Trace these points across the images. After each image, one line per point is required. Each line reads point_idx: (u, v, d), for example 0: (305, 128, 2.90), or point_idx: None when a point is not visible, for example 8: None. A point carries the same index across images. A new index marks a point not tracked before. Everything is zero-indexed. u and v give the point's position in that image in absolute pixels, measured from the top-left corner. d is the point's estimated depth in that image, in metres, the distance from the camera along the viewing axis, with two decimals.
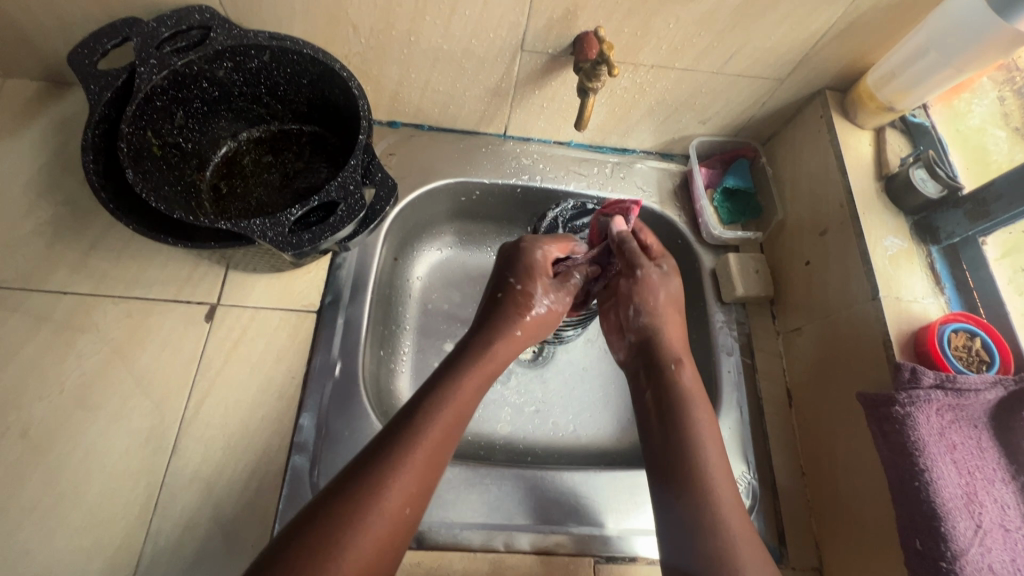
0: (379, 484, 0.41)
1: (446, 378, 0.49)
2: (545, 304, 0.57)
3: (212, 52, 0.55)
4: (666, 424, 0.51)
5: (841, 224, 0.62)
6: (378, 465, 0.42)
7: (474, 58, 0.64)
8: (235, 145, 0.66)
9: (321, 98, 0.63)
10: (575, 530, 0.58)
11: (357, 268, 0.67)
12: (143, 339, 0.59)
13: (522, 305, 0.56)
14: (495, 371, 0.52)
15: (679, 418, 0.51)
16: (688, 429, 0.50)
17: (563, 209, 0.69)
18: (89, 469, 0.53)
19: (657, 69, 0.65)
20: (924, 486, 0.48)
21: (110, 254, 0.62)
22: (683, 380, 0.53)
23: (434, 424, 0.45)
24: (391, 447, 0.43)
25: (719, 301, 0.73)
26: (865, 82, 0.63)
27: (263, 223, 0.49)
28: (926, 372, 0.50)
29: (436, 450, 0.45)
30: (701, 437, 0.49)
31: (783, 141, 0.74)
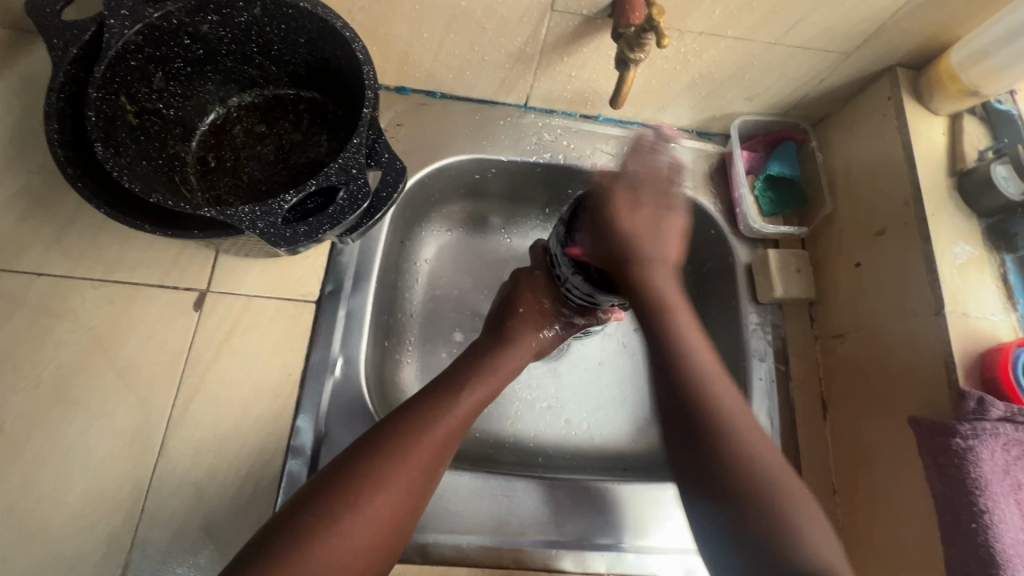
0: (375, 478, 0.42)
1: (441, 393, 0.50)
2: (551, 331, 0.61)
3: (193, 2, 0.48)
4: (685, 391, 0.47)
5: (903, 225, 0.56)
6: (364, 468, 0.43)
7: (495, 17, 0.55)
8: (224, 111, 0.59)
9: (320, 61, 0.55)
10: (589, 548, 0.55)
11: (360, 254, 0.62)
12: (126, 328, 0.54)
13: (537, 319, 0.60)
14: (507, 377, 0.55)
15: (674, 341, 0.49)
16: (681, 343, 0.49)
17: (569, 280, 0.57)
18: (69, 471, 0.49)
19: (705, 37, 0.56)
20: (981, 528, 0.44)
21: (86, 232, 0.56)
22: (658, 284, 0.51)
23: (447, 419, 0.48)
24: (381, 454, 0.44)
25: (753, 301, 0.67)
26: (948, 61, 0.55)
27: (253, 211, 0.42)
28: (995, 404, 0.45)
29: (447, 439, 0.47)
30: (738, 430, 0.44)
31: (839, 123, 0.66)
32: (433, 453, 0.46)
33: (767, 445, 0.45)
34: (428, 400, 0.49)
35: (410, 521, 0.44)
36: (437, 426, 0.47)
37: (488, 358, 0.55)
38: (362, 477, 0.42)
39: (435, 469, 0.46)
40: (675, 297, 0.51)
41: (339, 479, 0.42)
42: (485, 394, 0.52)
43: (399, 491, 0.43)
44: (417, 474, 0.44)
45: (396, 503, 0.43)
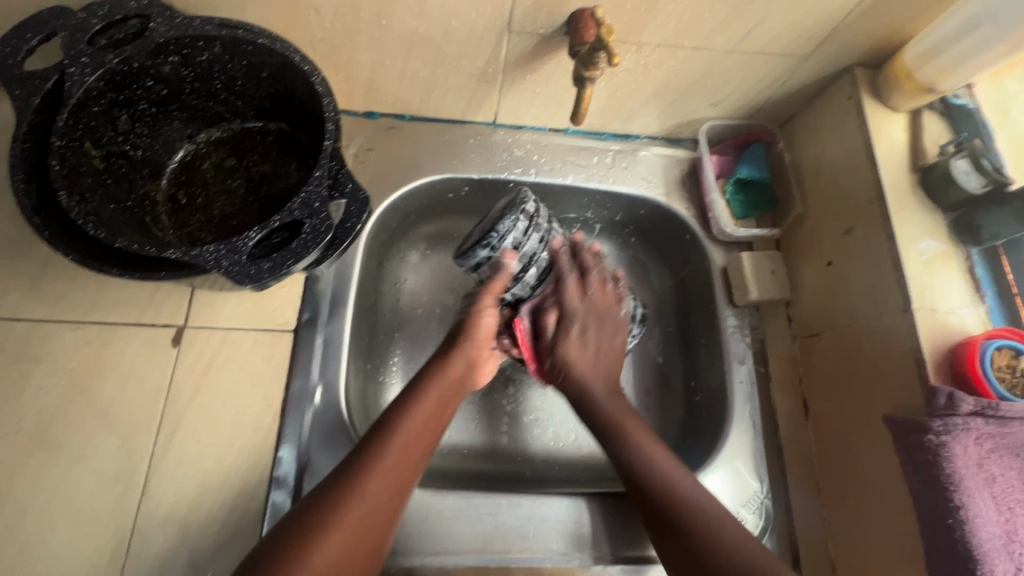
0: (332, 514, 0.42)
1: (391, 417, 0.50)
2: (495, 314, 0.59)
3: (152, 45, 0.48)
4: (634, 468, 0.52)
5: (869, 223, 0.56)
6: (321, 507, 0.43)
7: (454, 41, 0.56)
8: (193, 147, 0.60)
9: (284, 93, 0.56)
10: (575, 561, 0.55)
11: (336, 280, 0.62)
12: (106, 368, 0.55)
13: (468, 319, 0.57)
14: (451, 397, 0.54)
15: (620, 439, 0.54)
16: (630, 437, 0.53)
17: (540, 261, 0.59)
18: (54, 513, 0.50)
19: (663, 48, 0.57)
20: (958, 524, 0.44)
21: (62, 274, 0.57)
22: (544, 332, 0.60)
23: (395, 445, 0.48)
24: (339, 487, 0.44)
25: (730, 304, 0.67)
26: (902, 59, 0.55)
27: (216, 249, 0.43)
28: (965, 399, 0.45)
29: (400, 461, 0.47)
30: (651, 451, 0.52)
31: (805, 124, 0.67)
32: (388, 476, 0.46)
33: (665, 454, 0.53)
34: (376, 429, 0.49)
35: (372, 552, 0.43)
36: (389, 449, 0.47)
37: (435, 373, 0.55)
38: (315, 519, 0.42)
39: (379, 507, 0.45)
40: (629, 420, 0.55)
41: (295, 521, 0.42)
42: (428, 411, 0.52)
43: (354, 527, 0.42)
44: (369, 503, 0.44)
45: (356, 534, 0.42)
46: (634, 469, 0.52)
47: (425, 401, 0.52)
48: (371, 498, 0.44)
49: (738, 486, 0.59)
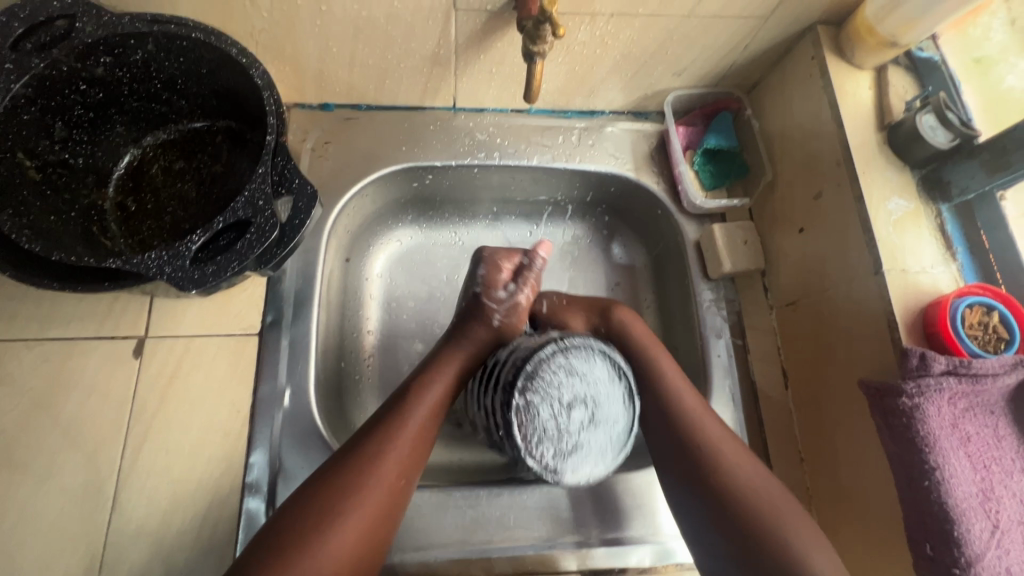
0: (337, 513, 0.41)
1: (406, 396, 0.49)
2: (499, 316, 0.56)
3: (80, 47, 0.46)
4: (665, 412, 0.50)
5: (837, 185, 0.55)
6: (326, 503, 0.42)
7: (400, 24, 0.54)
8: (139, 152, 0.57)
9: (227, 90, 0.54)
10: (558, 547, 0.54)
11: (300, 278, 0.60)
12: (66, 386, 0.53)
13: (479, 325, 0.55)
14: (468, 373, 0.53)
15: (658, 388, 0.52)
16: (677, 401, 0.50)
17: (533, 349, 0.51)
18: (22, 536, 0.49)
19: (617, 18, 0.55)
20: (933, 485, 0.43)
21: (15, 292, 0.55)
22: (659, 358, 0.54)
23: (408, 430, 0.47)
24: (344, 482, 0.43)
25: (705, 277, 0.66)
26: (863, 14, 0.53)
27: (159, 256, 0.42)
28: (937, 358, 0.44)
29: (418, 443, 0.47)
30: (706, 417, 0.50)
31: (771, 88, 0.65)
32: (406, 462, 0.46)
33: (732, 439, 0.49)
34: (386, 412, 0.48)
35: (383, 541, 0.44)
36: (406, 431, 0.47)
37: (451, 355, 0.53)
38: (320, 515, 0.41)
39: (395, 496, 0.44)
40: (679, 380, 0.52)
41: (293, 522, 0.41)
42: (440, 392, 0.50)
43: (366, 524, 0.42)
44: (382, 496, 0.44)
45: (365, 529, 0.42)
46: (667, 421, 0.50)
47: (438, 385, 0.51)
48: (389, 481, 0.44)
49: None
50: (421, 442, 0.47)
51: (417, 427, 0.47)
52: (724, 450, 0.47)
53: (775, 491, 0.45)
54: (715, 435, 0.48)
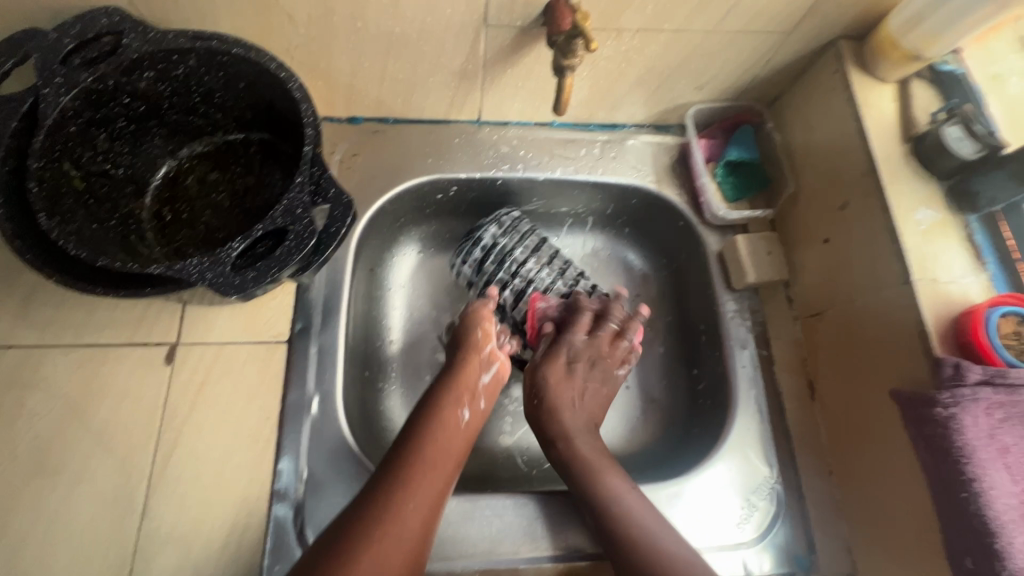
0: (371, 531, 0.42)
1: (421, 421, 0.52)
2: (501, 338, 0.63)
3: (126, 62, 0.48)
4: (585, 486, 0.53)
5: (863, 196, 0.55)
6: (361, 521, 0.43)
7: (431, 39, 0.56)
8: (175, 163, 0.59)
9: (264, 104, 0.56)
10: (583, 558, 0.54)
11: (328, 288, 0.61)
12: (100, 391, 0.54)
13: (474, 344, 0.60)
14: (472, 396, 0.57)
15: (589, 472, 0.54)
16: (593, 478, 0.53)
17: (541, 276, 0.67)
18: (54, 541, 0.49)
19: (643, 34, 0.56)
20: (972, 497, 0.43)
21: (52, 298, 0.56)
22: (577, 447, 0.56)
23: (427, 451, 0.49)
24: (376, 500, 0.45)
25: (728, 288, 0.66)
26: (886, 29, 0.54)
27: (200, 262, 0.42)
28: (972, 368, 0.44)
29: (443, 453, 0.50)
30: (623, 493, 0.52)
31: (793, 101, 0.66)
32: (431, 479, 0.48)
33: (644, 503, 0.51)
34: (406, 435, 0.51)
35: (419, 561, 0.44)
36: (429, 442, 0.50)
37: (454, 379, 0.57)
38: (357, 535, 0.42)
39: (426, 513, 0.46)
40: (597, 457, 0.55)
41: (331, 541, 0.42)
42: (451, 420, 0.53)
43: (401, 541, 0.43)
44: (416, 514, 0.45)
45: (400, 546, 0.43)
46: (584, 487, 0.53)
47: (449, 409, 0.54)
48: (435, 473, 0.48)
49: (745, 474, 0.58)
50: (452, 436, 0.52)
51: (446, 425, 0.52)
52: (649, 520, 0.50)
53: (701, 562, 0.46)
54: (631, 512, 0.50)
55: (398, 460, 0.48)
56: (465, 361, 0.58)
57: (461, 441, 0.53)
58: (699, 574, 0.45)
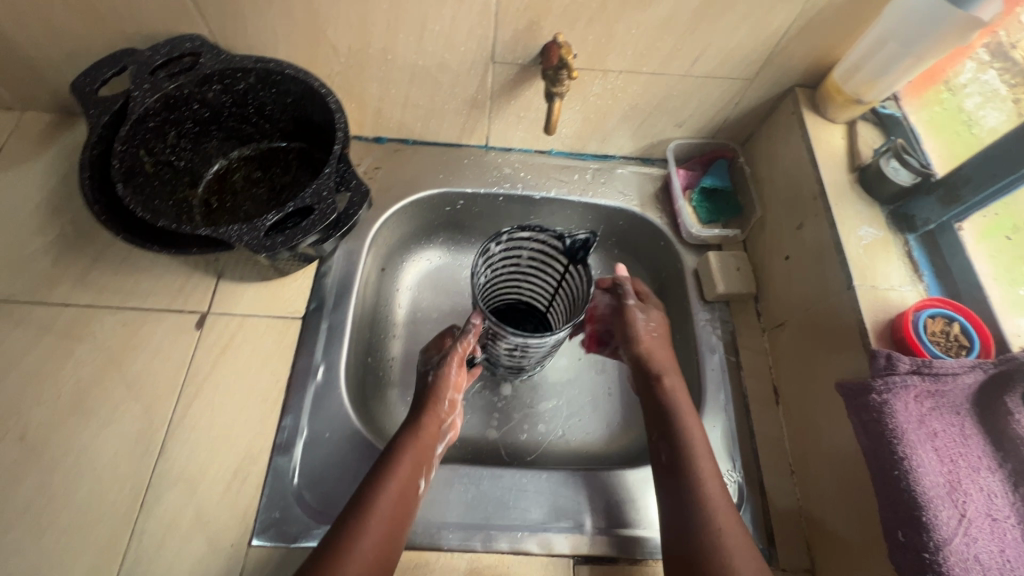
0: None
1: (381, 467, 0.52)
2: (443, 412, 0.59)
3: (200, 75, 0.60)
4: (663, 431, 0.57)
5: (815, 216, 0.62)
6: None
7: (448, 72, 0.67)
8: (226, 163, 0.70)
9: (305, 116, 0.67)
10: (552, 531, 0.57)
11: (342, 275, 0.69)
12: (136, 347, 0.62)
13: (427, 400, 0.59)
14: (428, 449, 0.56)
15: (675, 431, 0.56)
16: (677, 429, 0.56)
17: (520, 264, 0.66)
18: (80, 471, 0.55)
19: (626, 74, 0.67)
20: (902, 474, 0.46)
21: (109, 266, 0.66)
22: (671, 395, 0.59)
23: (383, 503, 0.50)
24: (331, 556, 0.46)
25: (702, 300, 0.73)
26: (832, 77, 0.64)
27: (241, 228, 0.51)
28: (902, 358, 0.49)
29: (398, 507, 0.50)
30: (691, 430, 0.56)
31: (761, 140, 0.75)
32: (384, 532, 0.48)
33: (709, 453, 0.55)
34: (363, 487, 0.51)
35: None
36: (386, 492, 0.50)
37: (413, 434, 0.55)
38: None
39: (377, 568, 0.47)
40: (685, 406, 0.58)
41: None
42: (405, 472, 0.52)
43: None
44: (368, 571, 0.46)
45: None
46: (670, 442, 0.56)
47: (404, 461, 0.53)
48: (380, 537, 0.48)
49: None
50: (406, 495, 0.52)
51: (402, 478, 0.52)
52: (702, 463, 0.54)
53: (727, 508, 0.51)
54: (693, 452, 0.54)
55: (353, 520, 0.48)
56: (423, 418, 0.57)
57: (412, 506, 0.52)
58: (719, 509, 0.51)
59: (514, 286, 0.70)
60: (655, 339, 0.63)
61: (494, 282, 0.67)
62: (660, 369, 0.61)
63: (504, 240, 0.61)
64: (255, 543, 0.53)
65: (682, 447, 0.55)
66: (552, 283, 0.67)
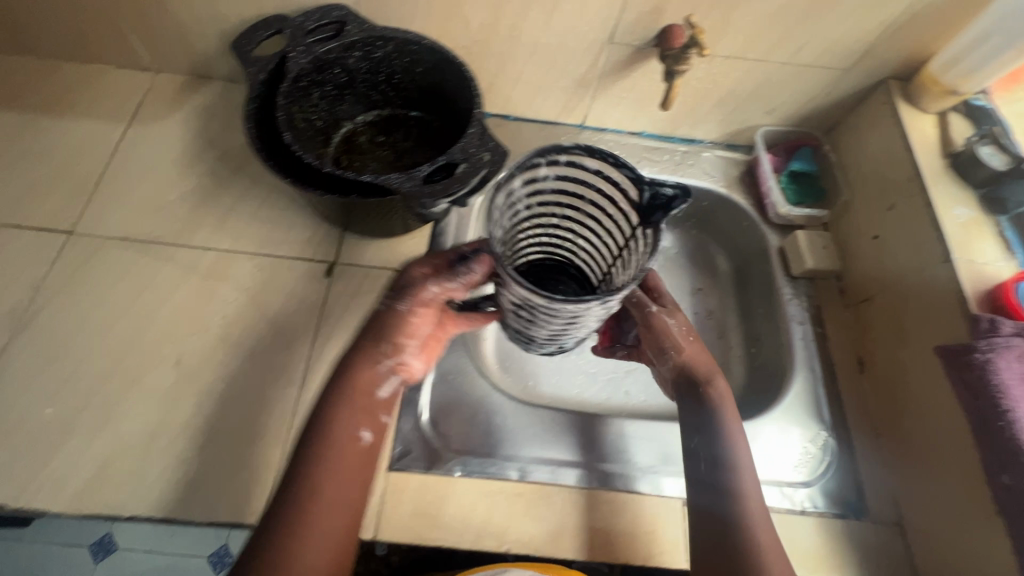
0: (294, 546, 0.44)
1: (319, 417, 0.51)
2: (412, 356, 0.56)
3: (348, 41, 0.65)
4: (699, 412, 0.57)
5: (909, 197, 0.67)
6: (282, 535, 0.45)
7: (565, 50, 0.72)
8: (352, 126, 0.75)
9: (431, 85, 0.72)
10: (663, 474, 0.62)
11: (456, 237, 0.74)
12: (274, 289, 0.67)
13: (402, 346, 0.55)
14: (370, 397, 0.53)
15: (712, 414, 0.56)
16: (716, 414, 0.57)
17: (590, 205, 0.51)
18: (231, 395, 0.61)
19: (730, 60, 0.72)
20: (1008, 425, 0.51)
21: (245, 216, 0.71)
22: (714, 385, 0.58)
23: (322, 456, 0.49)
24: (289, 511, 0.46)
25: (788, 276, 0.77)
26: (929, 69, 0.69)
27: (401, 176, 0.57)
28: (1005, 322, 0.54)
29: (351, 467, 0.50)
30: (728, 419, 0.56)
31: (848, 129, 0.79)
32: (340, 491, 0.48)
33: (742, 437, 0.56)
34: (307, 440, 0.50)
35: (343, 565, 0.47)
36: (335, 444, 0.50)
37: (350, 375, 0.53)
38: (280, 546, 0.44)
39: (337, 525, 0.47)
40: (723, 393, 0.58)
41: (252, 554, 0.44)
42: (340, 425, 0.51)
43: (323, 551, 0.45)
44: (331, 527, 0.47)
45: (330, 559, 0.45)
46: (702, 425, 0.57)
47: (346, 411, 0.51)
48: (342, 504, 0.48)
49: (793, 434, 0.66)
50: (356, 452, 0.51)
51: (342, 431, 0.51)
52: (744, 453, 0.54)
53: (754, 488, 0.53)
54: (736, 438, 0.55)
55: (298, 501, 0.46)
56: (361, 359, 0.54)
57: (365, 464, 0.51)
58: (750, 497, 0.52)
59: (568, 235, 0.56)
60: (694, 345, 0.61)
61: (539, 218, 0.52)
62: (707, 377, 0.59)
63: (558, 163, 0.46)
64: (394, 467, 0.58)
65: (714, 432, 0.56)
66: (614, 244, 0.51)
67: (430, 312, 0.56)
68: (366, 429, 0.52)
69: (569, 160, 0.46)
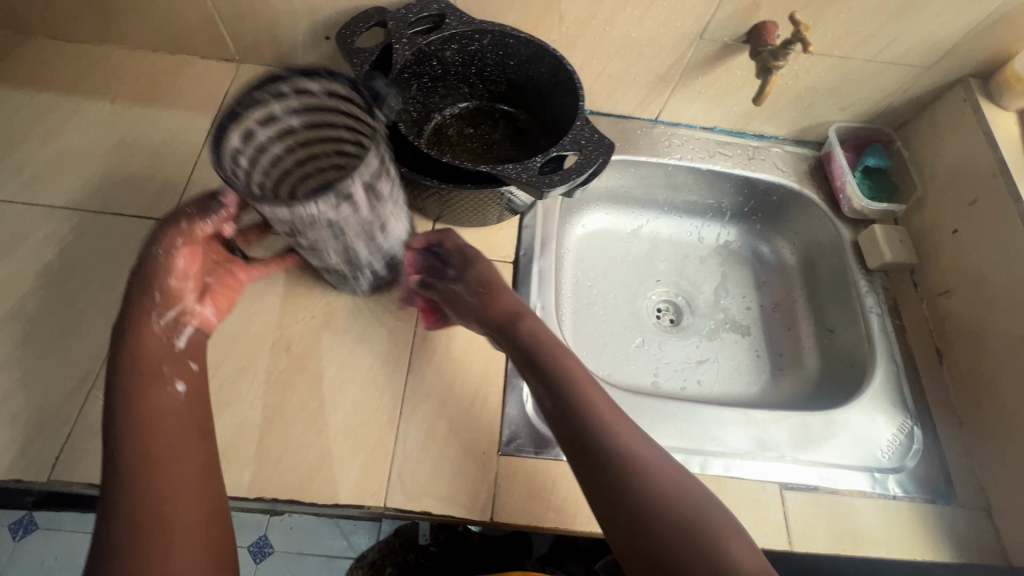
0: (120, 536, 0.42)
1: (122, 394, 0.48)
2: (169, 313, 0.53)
3: (449, 33, 0.66)
4: (553, 386, 0.53)
5: (993, 192, 0.69)
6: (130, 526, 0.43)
7: (654, 45, 0.73)
8: (441, 119, 0.77)
9: (523, 79, 0.73)
10: (761, 458, 0.65)
11: (543, 229, 0.75)
12: None
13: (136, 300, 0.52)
14: (162, 366, 0.51)
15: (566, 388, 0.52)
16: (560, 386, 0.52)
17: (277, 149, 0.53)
18: (342, 381, 0.62)
19: (815, 57, 0.73)
20: None
21: None
22: (539, 338, 0.55)
23: (139, 431, 0.46)
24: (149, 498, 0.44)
25: (863, 269, 0.79)
26: (1013, 66, 0.70)
27: (517, 167, 0.58)
28: None
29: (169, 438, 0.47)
30: (590, 394, 0.52)
31: (922, 125, 0.81)
32: (169, 468, 0.46)
33: (611, 408, 0.52)
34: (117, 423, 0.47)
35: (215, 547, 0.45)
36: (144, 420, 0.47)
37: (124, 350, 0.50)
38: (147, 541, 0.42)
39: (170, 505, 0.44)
40: (573, 363, 0.54)
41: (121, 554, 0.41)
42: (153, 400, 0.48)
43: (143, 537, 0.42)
44: (166, 507, 0.44)
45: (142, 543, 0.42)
46: (565, 397, 0.52)
47: (140, 385, 0.49)
48: (176, 481, 0.45)
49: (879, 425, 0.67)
50: (164, 419, 0.48)
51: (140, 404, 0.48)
52: (602, 420, 0.50)
53: (650, 462, 0.49)
54: (599, 412, 0.51)
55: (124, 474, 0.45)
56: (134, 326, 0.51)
57: (189, 411, 0.50)
58: (661, 475, 0.48)
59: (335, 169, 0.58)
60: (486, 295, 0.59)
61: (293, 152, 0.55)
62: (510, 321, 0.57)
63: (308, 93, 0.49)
64: (504, 452, 0.59)
65: (571, 405, 0.51)
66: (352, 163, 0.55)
67: (196, 251, 0.54)
68: (177, 379, 0.51)
69: (295, 90, 0.49)
